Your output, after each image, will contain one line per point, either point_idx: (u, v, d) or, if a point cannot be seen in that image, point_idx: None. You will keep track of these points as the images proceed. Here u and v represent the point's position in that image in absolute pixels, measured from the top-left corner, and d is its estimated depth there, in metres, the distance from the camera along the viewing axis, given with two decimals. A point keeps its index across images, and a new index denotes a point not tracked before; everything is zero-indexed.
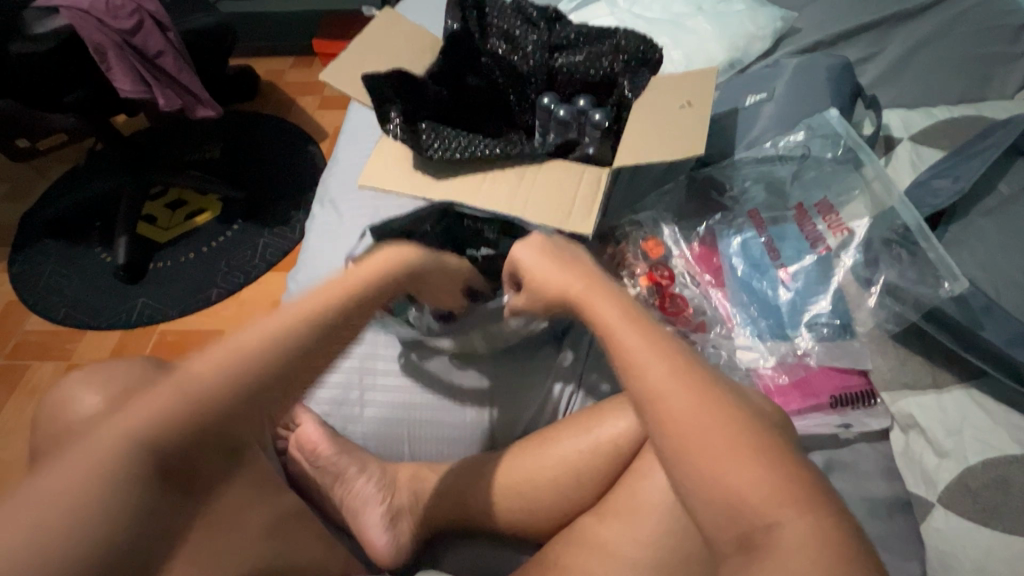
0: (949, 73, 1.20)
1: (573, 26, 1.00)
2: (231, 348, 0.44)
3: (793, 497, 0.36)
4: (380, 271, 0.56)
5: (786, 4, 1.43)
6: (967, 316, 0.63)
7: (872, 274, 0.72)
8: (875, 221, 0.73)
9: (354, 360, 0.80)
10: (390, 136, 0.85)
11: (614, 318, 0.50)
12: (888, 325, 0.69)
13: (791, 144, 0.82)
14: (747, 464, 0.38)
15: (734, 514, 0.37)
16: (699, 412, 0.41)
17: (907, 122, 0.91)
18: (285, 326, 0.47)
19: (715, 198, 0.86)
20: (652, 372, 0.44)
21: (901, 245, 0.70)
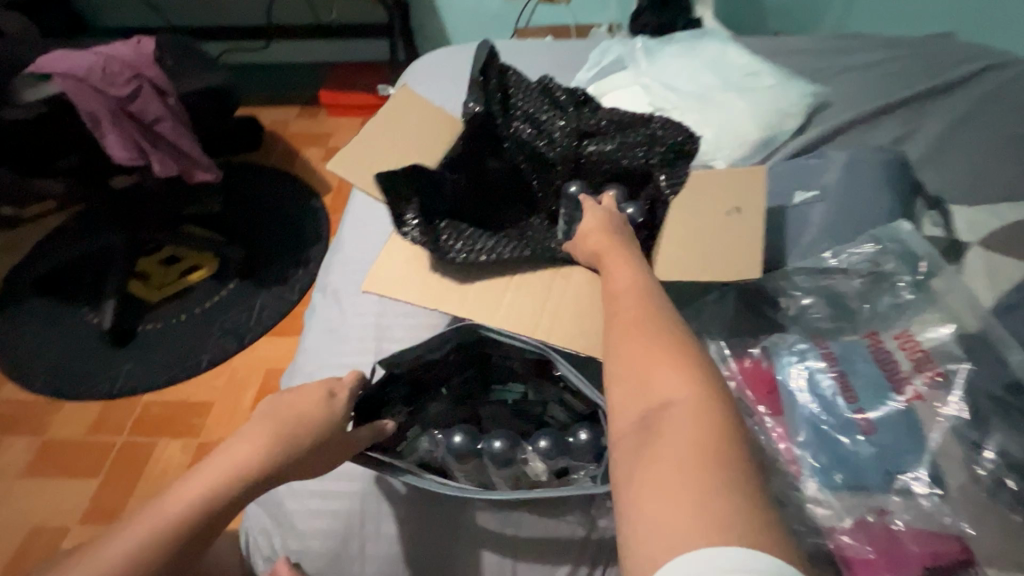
0: (996, 155, 1.14)
1: (603, 111, 0.92)
2: (187, 505, 0.51)
3: (691, 381, 0.44)
4: (319, 410, 0.57)
5: (813, 75, 1.38)
6: None
7: (982, 437, 0.60)
8: (978, 368, 0.63)
9: (354, 502, 0.68)
10: (404, 238, 0.74)
11: (614, 260, 0.61)
12: (1012, 510, 0.58)
13: (857, 258, 0.73)
14: (658, 355, 0.46)
15: (643, 396, 0.45)
16: (642, 316, 0.50)
17: (973, 223, 0.83)
18: (219, 490, 0.52)
19: (771, 314, 0.76)
20: (625, 299, 0.53)
21: (1016, 404, 0.61)
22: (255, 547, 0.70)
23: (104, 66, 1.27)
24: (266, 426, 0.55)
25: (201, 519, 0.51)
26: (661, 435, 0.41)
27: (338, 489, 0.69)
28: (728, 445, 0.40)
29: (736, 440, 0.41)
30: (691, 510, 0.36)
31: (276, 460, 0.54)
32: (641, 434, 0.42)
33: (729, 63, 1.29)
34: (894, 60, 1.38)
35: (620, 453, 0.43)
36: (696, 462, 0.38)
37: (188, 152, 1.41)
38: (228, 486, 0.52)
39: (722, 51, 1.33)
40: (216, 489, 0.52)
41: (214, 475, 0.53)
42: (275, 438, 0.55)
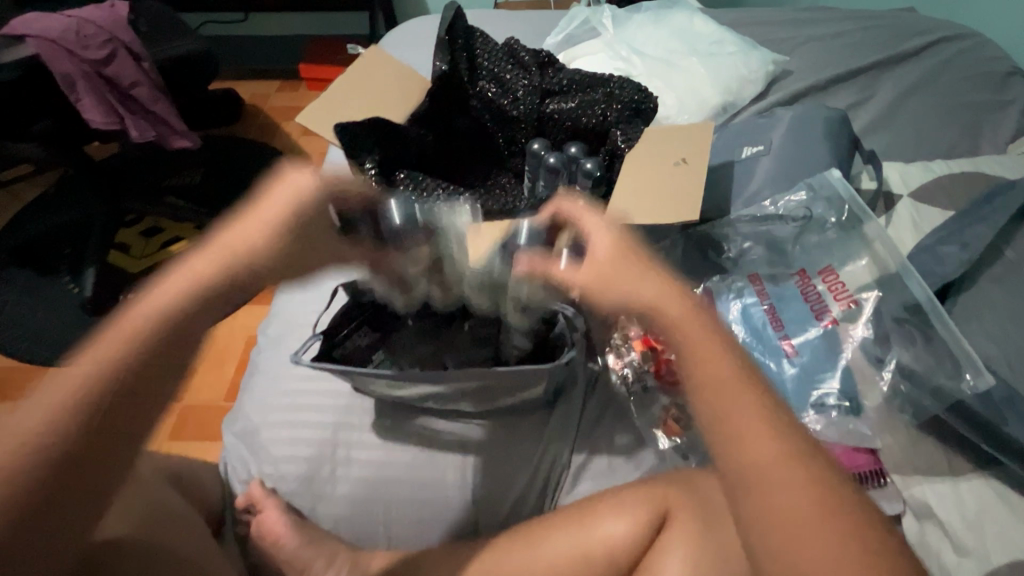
0: (940, 121, 1.20)
1: (566, 71, 0.97)
2: (190, 281, 0.44)
3: (737, 369, 0.44)
4: (287, 215, 0.47)
5: (777, 45, 1.43)
6: (991, 411, 0.61)
7: (884, 353, 0.67)
8: (885, 293, 0.69)
9: (327, 431, 0.74)
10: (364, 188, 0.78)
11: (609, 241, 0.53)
12: (905, 413, 0.64)
13: (792, 205, 0.79)
14: (704, 342, 0.45)
15: (708, 387, 0.43)
16: (716, 369, 0.44)
17: (906, 177, 0.89)
18: (138, 342, 0.41)
19: (714, 258, 0.82)
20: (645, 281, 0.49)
21: (913, 322, 0.66)
22: (233, 473, 0.75)
23: (78, 29, 1.28)
24: (198, 257, 0.45)
25: (135, 356, 0.41)
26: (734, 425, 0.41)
27: (313, 419, 0.75)
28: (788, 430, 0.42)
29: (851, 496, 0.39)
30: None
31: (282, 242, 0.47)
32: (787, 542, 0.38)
33: (694, 32, 1.34)
34: (854, 31, 1.43)
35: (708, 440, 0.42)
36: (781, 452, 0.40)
37: (164, 117, 1.42)
38: (151, 334, 0.42)
39: (688, 20, 1.37)
40: (131, 335, 0.41)
41: (133, 326, 0.42)
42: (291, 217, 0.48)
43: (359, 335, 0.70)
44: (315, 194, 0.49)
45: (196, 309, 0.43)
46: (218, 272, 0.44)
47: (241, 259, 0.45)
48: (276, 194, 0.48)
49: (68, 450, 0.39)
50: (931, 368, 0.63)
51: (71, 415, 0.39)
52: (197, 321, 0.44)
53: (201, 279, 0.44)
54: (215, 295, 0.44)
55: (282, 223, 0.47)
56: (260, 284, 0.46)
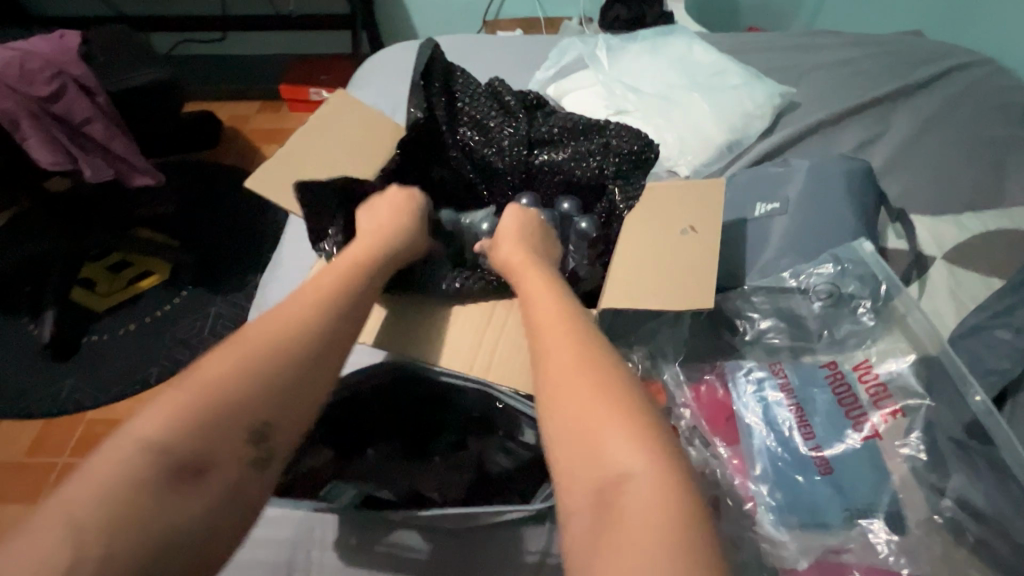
0: (961, 159, 1.12)
1: (555, 116, 0.85)
2: (312, 303, 0.52)
3: (620, 407, 0.43)
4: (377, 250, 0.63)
5: (783, 73, 1.34)
6: None
7: (943, 482, 0.57)
8: (940, 407, 0.59)
9: (285, 550, 0.63)
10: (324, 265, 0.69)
11: (537, 295, 0.58)
12: (968, 557, 0.54)
13: (817, 279, 0.69)
14: (590, 379, 0.45)
15: (587, 436, 0.42)
16: (588, 406, 0.43)
17: (937, 236, 0.80)
18: (271, 349, 0.47)
19: (726, 336, 0.71)
20: (547, 331, 0.52)
21: (977, 449, 0.56)
22: None
23: (22, 61, 1.16)
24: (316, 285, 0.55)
25: (278, 364, 0.46)
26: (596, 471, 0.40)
27: (267, 533, 0.64)
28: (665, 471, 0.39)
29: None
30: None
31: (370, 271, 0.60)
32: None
33: (695, 62, 1.25)
34: (864, 58, 1.35)
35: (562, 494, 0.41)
36: (649, 491, 0.38)
37: (121, 155, 1.30)
38: (280, 344, 0.47)
39: (688, 49, 1.28)
40: (261, 347, 0.46)
41: (262, 337, 0.47)
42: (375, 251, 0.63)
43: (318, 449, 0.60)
44: (402, 206, 0.71)
45: (327, 325, 0.51)
46: (334, 300, 0.54)
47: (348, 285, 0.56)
48: (368, 231, 0.67)
49: (218, 443, 0.41)
50: (998, 508, 0.54)
51: (205, 424, 0.41)
52: (316, 342, 0.49)
53: (320, 304, 0.52)
54: (321, 313, 0.51)
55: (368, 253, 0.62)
56: (358, 298, 0.56)
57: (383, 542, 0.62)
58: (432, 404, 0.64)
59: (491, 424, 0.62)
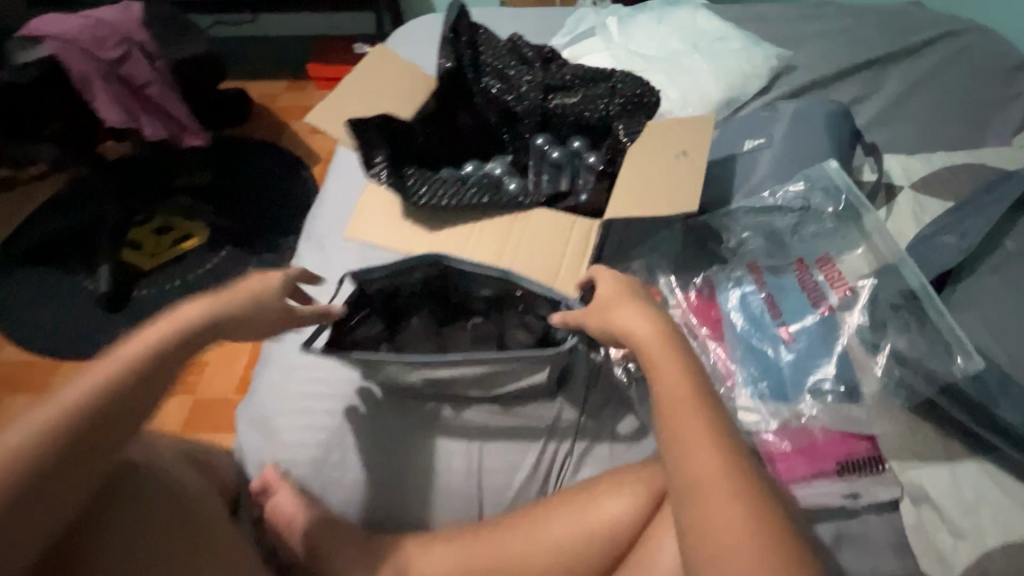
0: (946, 114, 1.21)
1: (569, 67, 0.98)
2: (152, 344, 0.52)
3: (757, 512, 0.41)
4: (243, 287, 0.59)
5: (782, 40, 1.43)
6: (984, 394, 0.61)
7: (879, 339, 0.68)
8: (880, 281, 0.70)
9: (336, 418, 0.76)
10: (375, 181, 0.80)
11: (653, 342, 0.53)
12: (898, 398, 0.66)
13: (790, 196, 0.80)
14: (721, 475, 0.43)
15: (717, 538, 0.41)
16: (735, 523, 0.40)
17: (907, 170, 0.90)
18: (150, 356, 0.51)
19: (713, 248, 0.83)
20: (668, 394, 0.48)
21: (908, 307, 0.68)
22: (247, 457, 0.78)
23: (93, 29, 1.30)
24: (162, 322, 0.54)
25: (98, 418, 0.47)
26: None
27: (321, 405, 0.77)
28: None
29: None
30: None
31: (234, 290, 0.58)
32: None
33: (698, 29, 1.35)
34: (859, 26, 1.44)
35: None
36: None
37: (177, 116, 1.44)
38: (155, 352, 0.52)
39: (692, 17, 1.38)
40: (143, 343, 0.52)
41: (139, 343, 0.52)
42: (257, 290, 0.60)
43: (372, 324, 0.73)
44: (286, 283, 0.63)
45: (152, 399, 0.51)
46: (240, 319, 0.58)
47: (242, 302, 0.58)
48: (243, 276, 0.61)
49: (77, 431, 0.46)
50: (916, 349, 0.65)
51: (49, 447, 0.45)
52: (144, 395, 0.50)
53: (209, 313, 0.56)
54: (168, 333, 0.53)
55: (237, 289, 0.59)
56: (213, 328, 0.56)
57: (422, 407, 0.75)
58: (459, 294, 0.75)
59: (509, 308, 0.74)
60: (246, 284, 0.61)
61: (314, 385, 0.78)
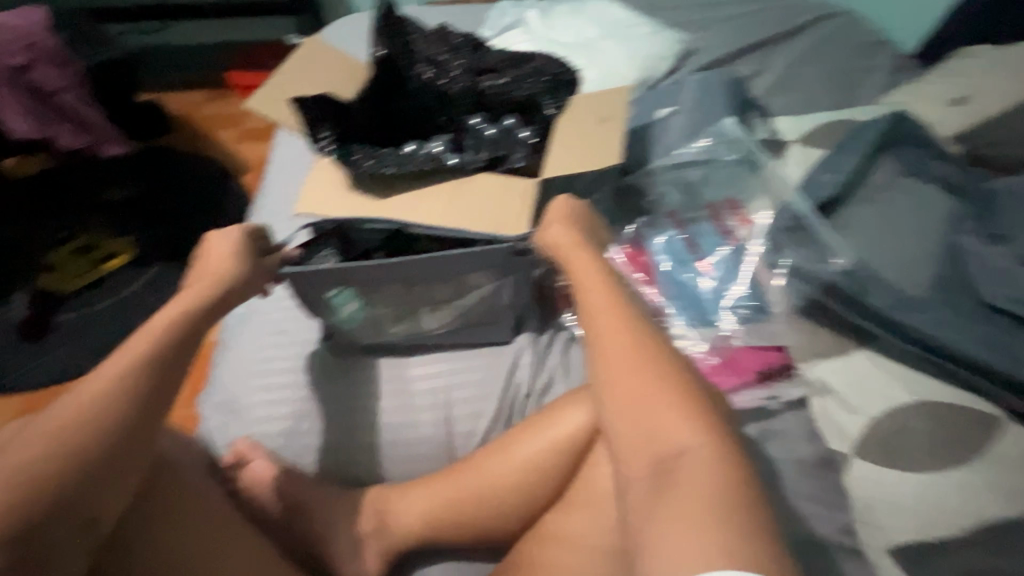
0: (824, 84, 1.39)
1: (494, 52, 1.08)
2: (117, 372, 0.50)
3: (681, 404, 0.45)
4: (216, 287, 0.62)
5: (685, 27, 1.59)
6: (856, 287, 0.74)
7: (777, 258, 0.82)
8: (775, 214, 0.85)
9: (304, 390, 0.79)
10: (323, 155, 0.86)
11: (591, 278, 0.58)
12: (794, 299, 0.78)
13: (699, 151, 0.92)
14: (653, 382, 0.46)
15: (653, 437, 0.44)
16: (665, 421, 0.44)
17: (794, 127, 1.04)
18: (121, 382, 0.50)
19: (638, 203, 0.93)
20: (600, 318, 0.52)
21: (798, 229, 0.82)
22: (213, 436, 0.79)
23: None
24: (130, 349, 0.53)
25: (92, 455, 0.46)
26: (682, 481, 0.41)
27: (287, 379, 0.80)
28: (736, 461, 0.42)
29: (709, 408, 0.46)
30: (708, 533, 0.38)
31: (202, 298, 0.60)
32: (632, 429, 0.46)
33: (611, 18, 1.47)
34: (749, 12, 1.62)
35: (635, 493, 0.43)
36: (723, 503, 0.40)
37: (94, 123, 1.39)
38: (126, 378, 0.50)
39: (604, 8, 1.50)
40: (110, 380, 0.49)
41: (106, 378, 0.50)
42: (220, 291, 0.62)
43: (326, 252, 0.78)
44: (240, 242, 0.66)
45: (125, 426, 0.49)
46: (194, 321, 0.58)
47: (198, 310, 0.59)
48: (213, 262, 0.64)
49: (76, 480, 0.45)
50: (806, 261, 0.79)
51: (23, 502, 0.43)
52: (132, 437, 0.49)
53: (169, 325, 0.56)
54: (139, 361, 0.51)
55: (212, 284, 0.62)
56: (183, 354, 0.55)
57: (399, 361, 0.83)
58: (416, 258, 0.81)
59: None
60: (204, 271, 0.64)
61: (278, 361, 0.81)
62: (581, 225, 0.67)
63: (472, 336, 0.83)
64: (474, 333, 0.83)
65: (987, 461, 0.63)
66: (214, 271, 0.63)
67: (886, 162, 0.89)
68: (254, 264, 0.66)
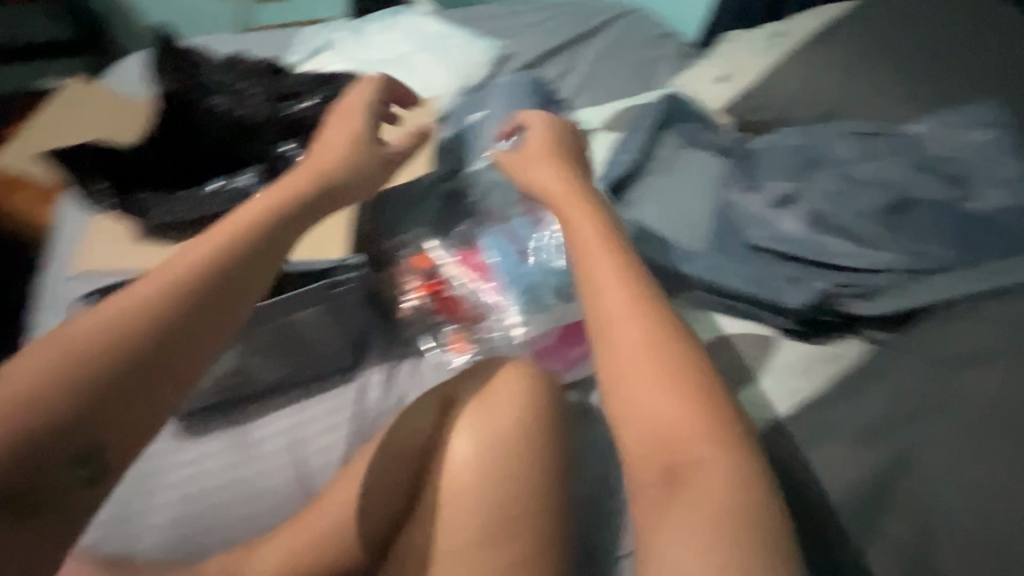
0: (624, 75, 1.55)
1: (295, 78, 1.06)
2: (47, 396, 0.45)
3: (699, 404, 0.50)
4: (157, 293, 0.53)
5: (498, 34, 1.67)
6: (647, 249, 0.83)
7: None
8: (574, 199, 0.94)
9: (140, 468, 0.74)
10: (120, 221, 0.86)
11: (590, 242, 0.65)
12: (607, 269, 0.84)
13: (505, 150, 1.00)
14: (658, 380, 0.52)
15: (665, 445, 0.49)
16: (680, 419, 0.49)
17: (595, 115, 1.14)
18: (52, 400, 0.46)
19: (463, 206, 0.98)
20: (607, 304, 0.58)
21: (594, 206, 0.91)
22: None
23: None
24: (71, 362, 0.47)
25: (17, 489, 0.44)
26: (692, 492, 0.46)
27: None
28: (743, 459, 0.47)
29: (724, 405, 0.51)
30: (714, 538, 0.42)
31: (163, 301, 0.53)
32: (650, 440, 0.50)
33: (424, 32, 1.50)
34: (553, 16, 1.75)
35: (649, 504, 0.48)
36: (733, 519, 0.43)
37: None
38: (55, 403, 0.45)
39: (417, 23, 1.53)
40: (72, 361, 0.47)
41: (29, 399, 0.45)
42: (165, 293, 0.54)
43: None
44: (180, 253, 0.59)
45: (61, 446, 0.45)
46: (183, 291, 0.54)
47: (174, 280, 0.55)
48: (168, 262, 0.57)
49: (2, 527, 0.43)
50: (602, 233, 0.86)
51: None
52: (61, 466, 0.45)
53: (141, 302, 0.52)
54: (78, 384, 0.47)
55: (170, 287, 0.54)
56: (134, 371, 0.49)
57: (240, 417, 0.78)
58: None
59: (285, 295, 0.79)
60: (161, 271, 0.56)
61: None
62: (571, 174, 0.76)
63: (315, 370, 0.80)
64: (320, 368, 0.80)
65: (773, 370, 0.71)
66: (165, 273, 0.56)
67: (666, 138, 1.02)
68: (239, 241, 0.61)
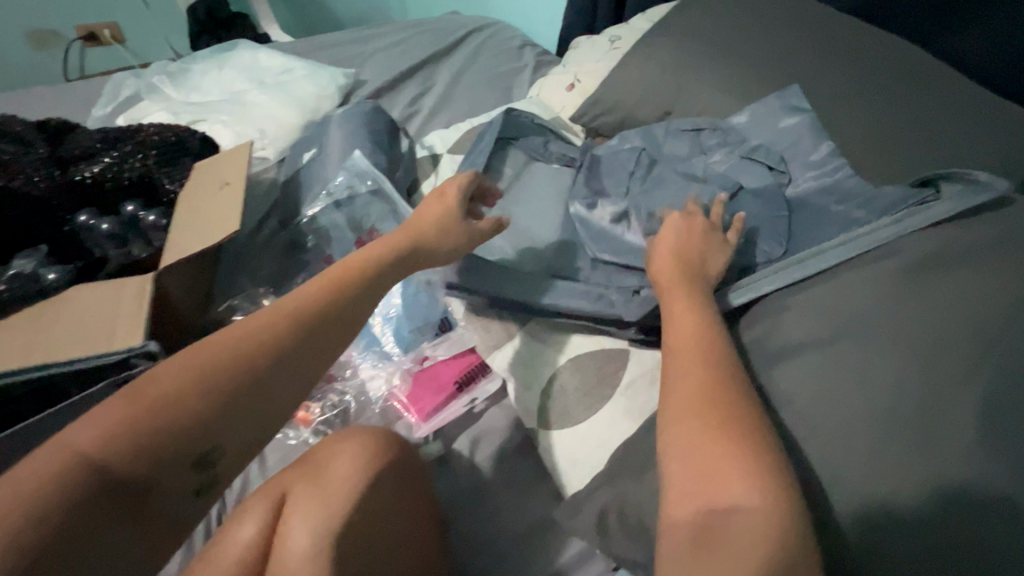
0: (485, 89, 1.52)
1: (87, 135, 0.93)
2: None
3: (746, 450, 0.44)
4: (151, 413, 0.43)
5: (350, 62, 1.60)
6: (494, 274, 0.77)
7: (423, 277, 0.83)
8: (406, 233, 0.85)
9: None
10: None
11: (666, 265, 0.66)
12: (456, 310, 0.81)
13: (339, 189, 0.89)
14: (713, 431, 0.46)
15: (701, 496, 0.43)
16: (724, 469, 0.43)
17: (444, 138, 1.09)
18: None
19: (301, 256, 0.89)
20: (676, 320, 0.58)
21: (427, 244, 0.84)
22: None
23: None
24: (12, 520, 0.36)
25: None
26: (726, 555, 0.40)
27: None
28: (785, 527, 0.40)
29: (774, 462, 0.44)
30: None
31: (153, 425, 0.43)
32: (687, 478, 0.44)
33: (261, 65, 1.40)
34: (408, 37, 1.70)
35: (668, 554, 0.42)
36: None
37: None
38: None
39: (254, 56, 1.42)
40: (176, 397, 0.44)
41: None
42: (190, 406, 0.44)
43: None
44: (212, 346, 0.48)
45: None
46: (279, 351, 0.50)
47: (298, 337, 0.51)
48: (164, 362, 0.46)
49: None
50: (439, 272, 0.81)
51: None
52: None
53: (252, 350, 0.49)
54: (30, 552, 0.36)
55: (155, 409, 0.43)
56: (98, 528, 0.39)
57: None
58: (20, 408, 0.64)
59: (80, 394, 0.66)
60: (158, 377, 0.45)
61: None
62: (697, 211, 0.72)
63: None
64: None
65: (623, 390, 0.69)
66: (167, 372, 0.46)
67: (512, 153, 0.98)
68: (238, 343, 0.49)
